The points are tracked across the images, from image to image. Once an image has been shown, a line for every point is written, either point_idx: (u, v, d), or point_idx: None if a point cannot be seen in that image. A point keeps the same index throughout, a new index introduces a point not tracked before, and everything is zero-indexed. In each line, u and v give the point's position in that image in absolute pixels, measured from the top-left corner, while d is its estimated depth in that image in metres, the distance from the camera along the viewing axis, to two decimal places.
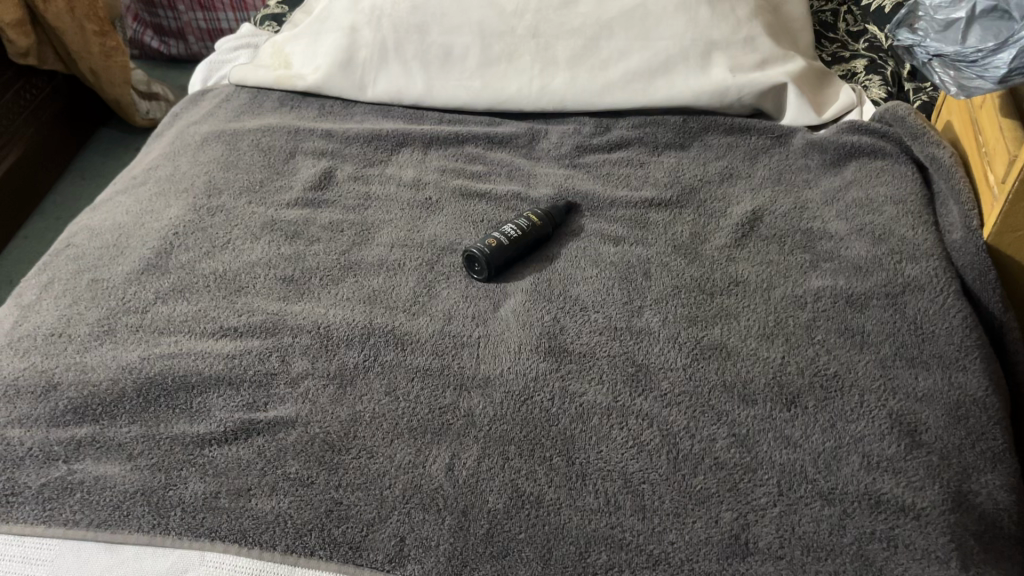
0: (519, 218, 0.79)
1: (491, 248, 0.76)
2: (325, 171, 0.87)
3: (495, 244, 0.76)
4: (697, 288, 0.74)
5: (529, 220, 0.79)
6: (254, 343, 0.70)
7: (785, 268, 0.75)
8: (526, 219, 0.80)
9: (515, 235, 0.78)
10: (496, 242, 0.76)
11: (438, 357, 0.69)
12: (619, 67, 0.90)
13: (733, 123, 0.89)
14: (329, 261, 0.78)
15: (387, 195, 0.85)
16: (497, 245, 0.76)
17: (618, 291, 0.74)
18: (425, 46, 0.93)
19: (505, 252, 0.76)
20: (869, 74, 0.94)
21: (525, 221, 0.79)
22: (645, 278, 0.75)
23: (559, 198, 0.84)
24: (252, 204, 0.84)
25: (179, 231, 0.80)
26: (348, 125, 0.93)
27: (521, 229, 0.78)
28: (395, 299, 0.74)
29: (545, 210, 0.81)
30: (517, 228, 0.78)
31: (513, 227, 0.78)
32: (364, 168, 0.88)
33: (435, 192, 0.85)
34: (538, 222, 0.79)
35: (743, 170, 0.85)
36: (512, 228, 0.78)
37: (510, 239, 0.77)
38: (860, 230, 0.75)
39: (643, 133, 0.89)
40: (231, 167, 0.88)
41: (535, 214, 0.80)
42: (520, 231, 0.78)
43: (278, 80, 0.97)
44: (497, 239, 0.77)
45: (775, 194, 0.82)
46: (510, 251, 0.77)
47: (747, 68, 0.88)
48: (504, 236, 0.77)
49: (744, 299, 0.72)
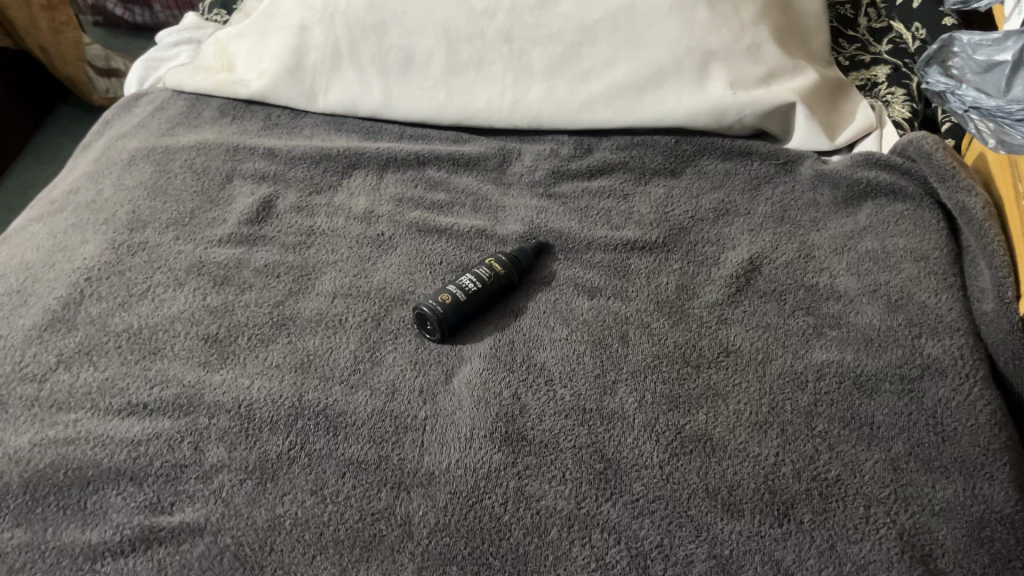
0: (478, 266, 0.69)
1: (443, 307, 0.66)
2: (264, 199, 0.76)
3: (449, 302, 0.66)
4: (680, 359, 0.64)
5: (491, 268, 0.69)
6: (163, 424, 0.60)
7: (784, 335, 0.65)
8: (486, 267, 0.69)
9: (473, 289, 0.67)
10: (450, 300, 0.66)
11: (375, 445, 0.59)
12: (603, 79, 0.78)
13: (732, 147, 0.78)
14: (260, 316, 0.68)
15: (333, 230, 0.74)
16: (451, 302, 0.66)
17: (588, 360, 0.64)
18: (383, 49, 0.82)
19: (460, 310, 0.66)
20: (891, 85, 0.82)
21: (485, 270, 0.69)
22: (622, 343, 0.65)
23: (523, 239, 0.73)
24: (179, 240, 0.73)
25: (92, 276, 0.70)
26: (293, 140, 0.82)
27: (480, 281, 0.68)
28: (331, 367, 0.64)
29: (510, 254, 0.71)
30: (476, 279, 0.68)
31: (472, 278, 0.68)
32: (309, 196, 0.77)
33: (387, 226, 0.75)
34: (501, 271, 0.69)
35: (741, 205, 0.75)
36: (469, 279, 0.68)
37: (468, 293, 0.67)
38: (873, 292, 0.65)
39: (629, 156, 0.78)
40: (160, 193, 0.77)
41: (497, 260, 0.70)
42: (479, 283, 0.68)
43: (217, 86, 0.85)
44: (452, 295, 0.67)
45: (776, 239, 0.71)
46: (467, 309, 0.67)
47: (751, 84, 0.76)
48: (461, 291, 0.67)
49: (735, 375, 0.62)
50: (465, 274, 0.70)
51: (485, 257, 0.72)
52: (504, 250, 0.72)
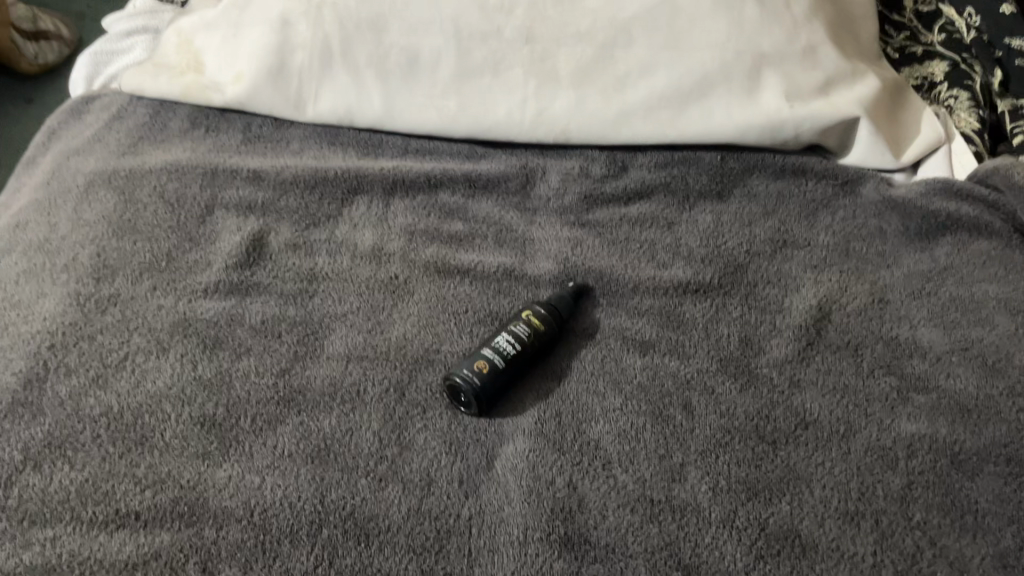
0: (516, 324, 0.59)
1: (480, 378, 0.57)
2: (253, 237, 0.66)
3: (486, 371, 0.57)
4: (754, 435, 0.56)
5: (529, 324, 0.60)
6: (162, 541, 0.51)
7: (865, 401, 0.57)
8: (523, 323, 0.60)
9: (512, 352, 0.58)
10: (487, 369, 0.57)
11: (416, 557, 0.51)
12: (640, 87, 0.68)
13: (785, 164, 0.70)
14: (264, 392, 0.58)
15: (338, 273, 0.64)
16: (488, 371, 0.57)
17: (649, 437, 0.56)
18: (382, 49, 0.70)
19: (498, 380, 0.57)
20: (952, 87, 0.74)
21: (523, 327, 0.60)
22: (686, 416, 0.57)
23: (555, 280, 0.64)
24: (156, 292, 0.63)
25: (56, 342, 0.59)
26: (280, 160, 0.71)
27: (519, 341, 0.59)
28: (353, 455, 0.55)
29: (548, 303, 0.62)
30: (514, 339, 0.59)
31: (509, 339, 0.59)
32: (305, 231, 0.67)
33: (400, 267, 0.65)
34: (541, 328, 0.60)
35: (800, 235, 0.66)
36: (506, 340, 0.59)
37: (505, 358, 0.58)
38: (964, 350, 0.58)
39: (670, 176, 0.69)
40: (128, 231, 0.66)
41: (535, 314, 0.61)
42: (518, 344, 0.59)
43: (184, 91, 0.73)
44: (489, 363, 0.58)
45: (844, 279, 0.63)
46: (505, 377, 0.58)
47: (809, 93, 0.67)
48: (498, 356, 0.58)
49: (817, 452, 0.55)
50: (499, 330, 0.61)
51: (518, 308, 0.62)
52: (540, 298, 0.63)
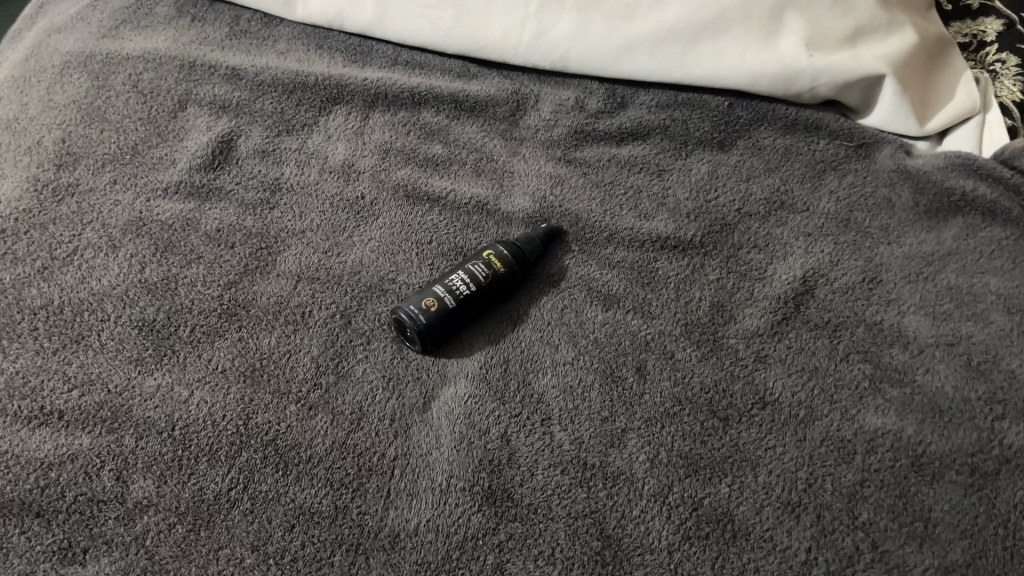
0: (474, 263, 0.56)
1: (427, 317, 0.54)
2: (222, 140, 0.63)
3: (435, 310, 0.54)
4: (706, 408, 0.53)
5: (488, 264, 0.57)
6: (81, 444, 0.50)
7: (833, 386, 0.53)
8: (482, 263, 0.57)
9: (465, 294, 0.55)
10: (436, 309, 0.54)
11: (332, 492, 0.50)
12: (649, 18, 0.63)
13: (797, 119, 0.65)
14: (207, 303, 0.56)
15: (303, 187, 0.62)
16: (436, 310, 0.54)
17: (595, 397, 0.53)
18: None
19: (447, 321, 0.55)
20: (1001, 50, 0.67)
21: (481, 268, 0.57)
22: (638, 379, 0.54)
23: (527, 223, 0.61)
24: (116, 186, 0.61)
25: (6, 228, 0.58)
26: (262, 59, 0.69)
27: (474, 282, 0.56)
28: (286, 379, 0.54)
29: (513, 244, 0.58)
30: (469, 279, 0.56)
31: (463, 278, 0.56)
32: (276, 138, 0.64)
33: (368, 188, 0.62)
34: (501, 271, 0.57)
35: (799, 198, 0.61)
36: (460, 279, 0.56)
37: (458, 299, 0.55)
38: (950, 346, 0.53)
39: (670, 119, 0.65)
40: (98, 120, 0.64)
41: (496, 255, 0.57)
42: (473, 285, 0.56)
43: None
44: (438, 302, 0.55)
45: (837, 252, 0.59)
46: (455, 318, 0.55)
47: (833, 43, 0.61)
48: (450, 296, 0.55)
49: (770, 435, 0.52)
50: (455, 267, 0.57)
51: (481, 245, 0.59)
52: (505, 238, 0.59)
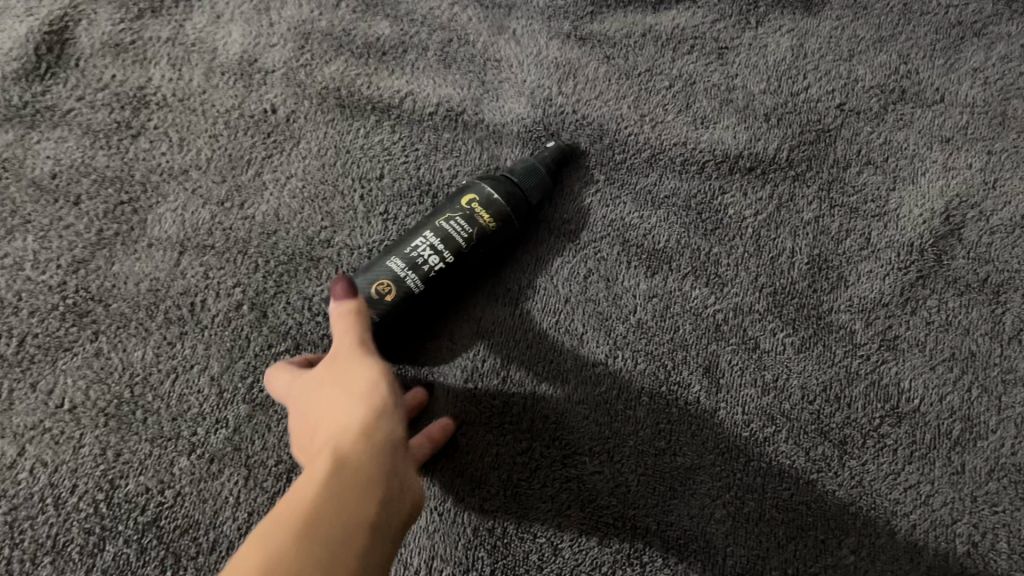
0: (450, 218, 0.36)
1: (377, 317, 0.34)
2: (51, 30, 0.41)
3: (391, 303, 0.35)
4: (812, 429, 0.35)
5: (468, 216, 0.36)
6: None
7: (999, 385, 0.36)
8: (459, 214, 0.36)
9: (435, 270, 0.35)
10: (391, 302, 0.35)
11: None
12: None
13: None
14: (43, 298, 0.36)
15: (182, 99, 0.41)
16: (392, 299, 0.35)
17: (644, 418, 0.36)
18: None
19: (408, 316, 0.35)
20: None
21: (459, 225, 0.36)
22: (708, 388, 0.36)
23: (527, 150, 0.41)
24: None
25: None
26: None
27: (450, 249, 0.36)
28: (172, 417, 0.35)
29: (510, 179, 0.38)
30: (441, 244, 0.36)
31: (432, 244, 0.36)
32: (135, 21, 0.42)
33: (282, 94, 0.41)
34: (489, 225, 0.36)
35: (928, 82, 0.41)
36: (427, 246, 0.36)
37: (427, 278, 0.35)
38: None
39: None
40: None
41: (480, 201, 0.36)
42: (448, 253, 0.36)
43: None
44: (394, 290, 0.35)
45: (991, 167, 0.39)
46: (421, 310, 0.35)
47: None
48: (412, 276, 0.35)
49: (912, 466, 0.34)
50: (421, 224, 0.37)
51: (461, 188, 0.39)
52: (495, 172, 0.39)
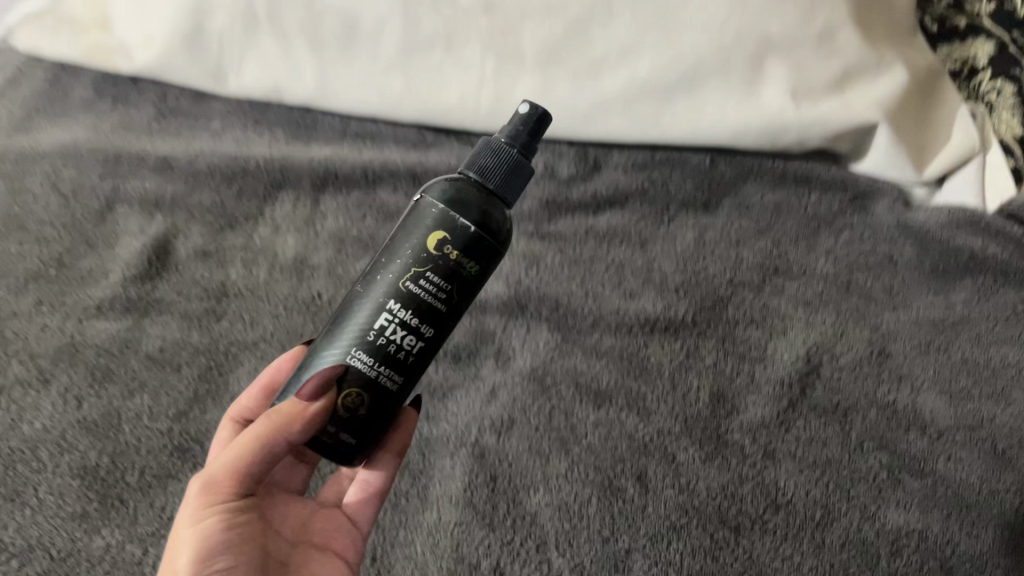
0: (421, 295, 0.39)
1: (348, 434, 0.40)
2: (159, 243, 0.57)
3: (367, 404, 0.40)
4: (715, 518, 0.48)
5: (444, 270, 0.39)
6: None
7: (849, 480, 0.49)
8: (430, 265, 0.39)
9: (413, 353, 0.39)
10: (369, 397, 0.39)
11: None
12: (621, 75, 0.59)
13: (786, 171, 0.60)
14: (156, 440, 0.50)
15: (252, 289, 0.56)
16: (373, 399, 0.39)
17: (593, 514, 0.48)
18: (314, 17, 0.61)
19: (382, 405, 0.40)
20: (997, 79, 0.62)
21: (433, 283, 0.39)
22: (639, 490, 0.49)
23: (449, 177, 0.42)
24: (42, 306, 0.54)
25: None
26: (197, 142, 0.63)
27: (427, 323, 0.39)
28: None
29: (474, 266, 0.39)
30: (416, 321, 0.39)
31: (400, 320, 0.39)
32: (219, 234, 0.58)
33: (325, 284, 0.56)
34: (469, 281, 0.39)
35: (794, 261, 0.57)
36: (396, 326, 0.39)
37: (417, 346, 0.39)
38: (971, 430, 0.49)
39: (648, 181, 0.61)
40: (15, 228, 0.57)
41: (452, 242, 0.39)
42: (425, 326, 0.39)
43: (86, 54, 0.64)
44: (372, 386, 0.39)
45: (840, 322, 0.54)
46: (394, 397, 0.40)
47: (819, 90, 0.57)
48: (387, 372, 0.39)
49: (786, 543, 0.47)
50: (374, 272, 0.40)
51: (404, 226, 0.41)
52: (461, 177, 0.41)
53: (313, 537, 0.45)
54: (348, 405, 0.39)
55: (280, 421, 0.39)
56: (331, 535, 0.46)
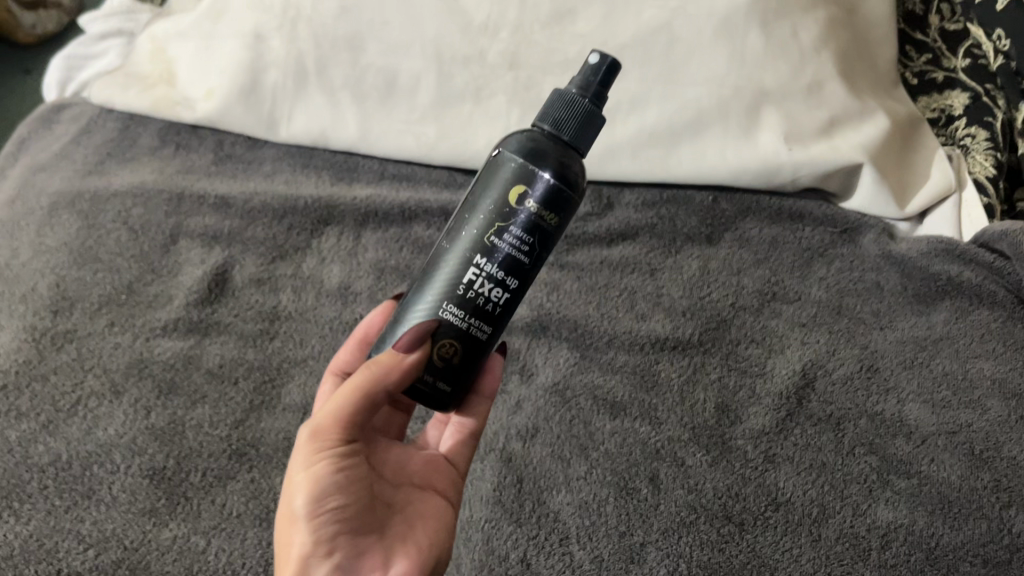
0: (507, 246, 0.42)
1: (444, 381, 0.43)
2: (217, 272, 0.64)
3: (460, 353, 0.43)
4: (721, 515, 0.53)
5: (524, 223, 0.41)
6: None
7: (842, 481, 0.54)
8: (510, 220, 0.41)
9: (500, 304, 0.42)
10: (461, 348, 0.42)
11: None
12: (631, 122, 0.66)
13: (782, 208, 0.67)
14: (216, 445, 0.56)
15: (301, 313, 0.62)
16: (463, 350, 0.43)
17: (611, 512, 0.53)
18: (358, 72, 0.68)
19: (473, 354, 0.43)
20: (970, 126, 0.69)
21: (516, 236, 0.41)
22: (653, 490, 0.54)
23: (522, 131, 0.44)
24: (114, 327, 0.61)
25: (8, 382, 0.58)
26: (251, 184, 0.70)
27: (511, 274, 0.42)
28: None
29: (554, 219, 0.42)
30: (502, 275, 0.42)
31: (486, 273, 0.42)
32: (271, 265, 0.65)
33: (366, 309, 0.62)
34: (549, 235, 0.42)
35: (790, 288, 0.63)
36: (483, 279, 0.42)
37: (505, 297, 0.42)
38: (950, 436, 0.54)
39: (657, 217, 0.67)
40: (90, 259, 0.64)
41: (527, 198, 0.41)
42: (511, 278, 0.42)
43: (154, 106, 0.73)
44: (463, 337, 0.42)
45: (832, 341, 0.60)
46: (482, 346, 0.43)
47: (810, 135, 0.64)
48: (478, 323, 0.42)
49: (785, 538, 0.52)
50: (459, 226, 0.43)
51: (482, 181, 0.43)
52: (537, 145, 0.42)
53: (411, 475, 0.47)
54: (443, 354, 0.43)
55: (380, 369, 0.42)
56: (430, 463, 0.48)
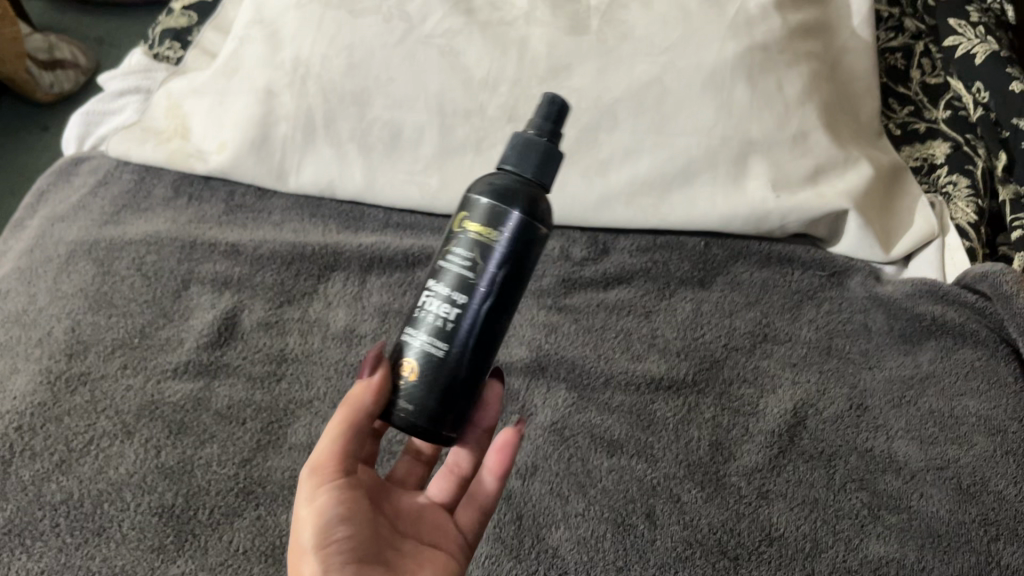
0: (451, 266, 0.43)
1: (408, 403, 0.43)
2: (227, 316, 0.66)
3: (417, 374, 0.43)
4: (716, 550, 0.54)
5: (465, 243, 0.43)
6: None
7: (834, 517, 0.55)
8: (455, 242, 0.43)
9: (450, 320, 0.43)
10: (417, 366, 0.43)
11: None
12: (625, 171, 0.69)
13: (772, 253, 0.69)
14: (224, 483, 0.57)
15: (307, 355, 0.64)
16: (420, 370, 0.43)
17: (609, 547, 0.54)
18: (365, 124, 0.72)
19: (432, 373, 0.43)
20: (953, 173, 0.71)
21: (459, 255, 0.43)
22: (649, 525, 0.55)
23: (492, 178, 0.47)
24: (127, 370, 0.63)
25: (23, 423, 0.59)
26: (260, 233, 0.73)
27: (455, 287, 0.43)
28: None
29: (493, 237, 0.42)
30: (450, 292, 0.43)
31: (438, 295, 0.43)
32: (279, 309, 0.67)
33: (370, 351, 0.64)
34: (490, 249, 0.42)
35: (781, 329, 0.65)
36: (434, 299, 0.43)
37: (456, 315, 0.43)
38: (938, 471, 0.56)
39: (650, 261, 0.70)
40: (105, 305, 0.67)
41: (471, 220, 0.43)
42: (458, 294, 0.43)
43: (169, 158, 0.76)
44: (419, 356, 0.43)
45: (823, 380, 0.61)
46: (440, 365, 0.43)
47: (796, 182, 0.66)
48: (428, 339, 0.43)
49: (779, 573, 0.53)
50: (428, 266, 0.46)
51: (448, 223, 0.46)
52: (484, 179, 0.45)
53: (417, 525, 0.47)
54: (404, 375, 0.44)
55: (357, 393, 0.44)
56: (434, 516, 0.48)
